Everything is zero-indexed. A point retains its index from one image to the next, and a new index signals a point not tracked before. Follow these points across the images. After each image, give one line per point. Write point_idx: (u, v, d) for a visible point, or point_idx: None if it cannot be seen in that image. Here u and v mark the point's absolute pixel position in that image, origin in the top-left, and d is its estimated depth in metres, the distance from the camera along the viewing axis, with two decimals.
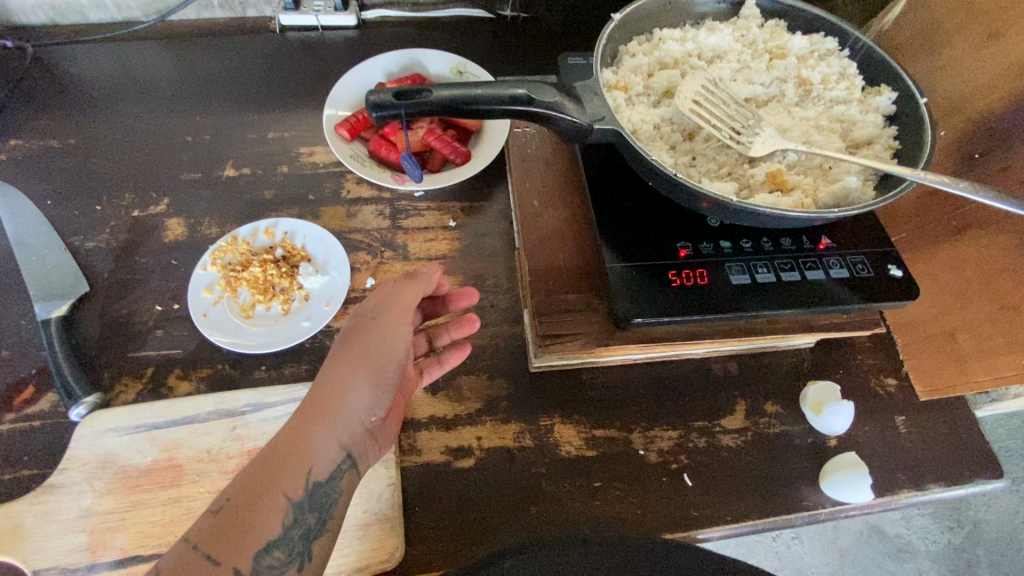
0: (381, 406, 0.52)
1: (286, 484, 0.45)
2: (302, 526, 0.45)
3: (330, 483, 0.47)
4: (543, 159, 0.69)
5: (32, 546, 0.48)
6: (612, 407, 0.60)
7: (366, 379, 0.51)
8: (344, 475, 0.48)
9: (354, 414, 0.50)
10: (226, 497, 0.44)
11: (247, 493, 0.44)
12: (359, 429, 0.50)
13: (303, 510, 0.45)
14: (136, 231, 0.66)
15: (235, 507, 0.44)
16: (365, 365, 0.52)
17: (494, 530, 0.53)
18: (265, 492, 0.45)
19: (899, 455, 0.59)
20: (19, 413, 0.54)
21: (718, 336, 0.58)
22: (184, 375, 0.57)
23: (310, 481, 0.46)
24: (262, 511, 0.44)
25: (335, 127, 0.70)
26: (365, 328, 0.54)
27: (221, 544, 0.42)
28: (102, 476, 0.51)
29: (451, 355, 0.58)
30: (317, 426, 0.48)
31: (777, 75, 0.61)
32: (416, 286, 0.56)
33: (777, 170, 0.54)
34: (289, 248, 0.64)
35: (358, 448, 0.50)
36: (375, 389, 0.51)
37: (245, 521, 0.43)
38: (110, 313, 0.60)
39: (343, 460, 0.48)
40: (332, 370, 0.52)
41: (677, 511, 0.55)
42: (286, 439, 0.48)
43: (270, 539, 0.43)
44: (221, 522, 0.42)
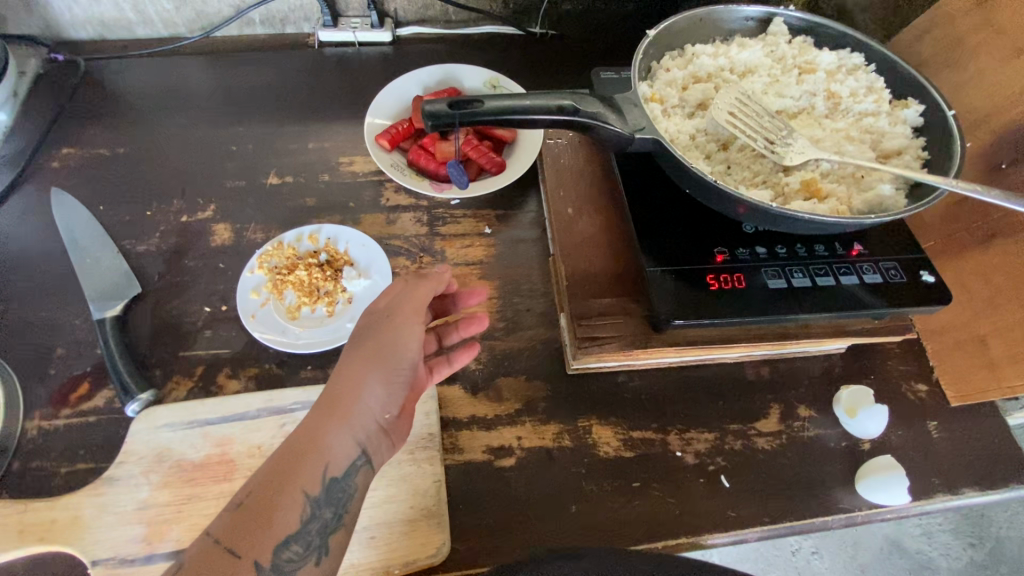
0: (394, 403, 0.53)
1: (304, 479, 0.46)
2: (319, 521, 0.46)
3: (345, 479, 0.48)
4: (576, 170, 0.72)
5: (89, 537, 0.48)
6: (647, 412, 0.61)
7: (380, 377, 0.51)
8: (358, 471, 0.49)
9: (368, 411, 0.50)
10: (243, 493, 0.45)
11: (266, 488, 0.45)
12: (373, 427, 0.51)
13: (319, 504, 0.47)
14: (184, 236, 0.69)
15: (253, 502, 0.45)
16: (379, 362, 0.52)
17: (536, 527, 0.54)
18: (282, 488, 0.46)
19: (933, 460, 0.60)
20: (75, 409, 0.56)
21: (748, 340, 0.59)
22: (233, 373, 0.59)
23: (327, 476, 0.47)
24: (281, 507, 0.45)
25: (376, 137, 0.73)
26: (377, 326, 0.54)
27: (241, 539, 0.43)
28: (158, 470, 0.52)
29: (459, 354, 0.58)
30: (332, 421, 0.49)
31: (807, 89, 0.63)
32: (427, 286, 0.57)
33: (811, 178, 0.55)
34: (332, 253, 0.67)
35: (372, 446, 0.51)
36: (389, 386, 0.52)
37: (264, 515, 0.44)
38: (163, 313, 0.62)
39: (358, 457, 0.49)
40: (347, 367, 0.52)
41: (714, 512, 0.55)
42: (303, 435, 0.49)
43: (287, 534, 0.45)
44: (241, 517, 0.44)
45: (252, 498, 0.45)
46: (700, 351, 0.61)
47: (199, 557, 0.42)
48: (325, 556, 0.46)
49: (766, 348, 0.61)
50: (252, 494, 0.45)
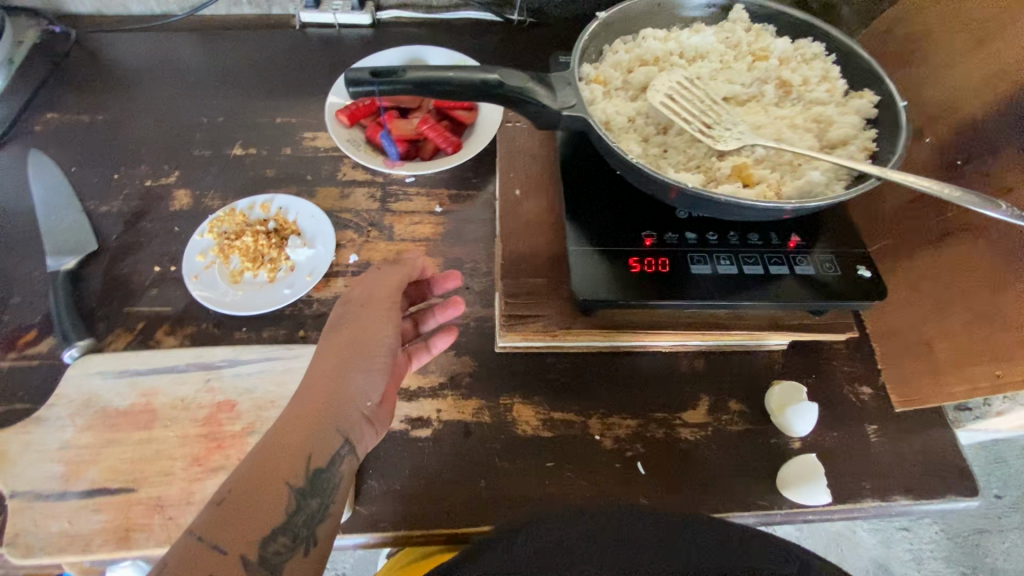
0: (376, 390, 0.52)
1: (289, 470, 0.47)
2: (305, 512, 0.46)
3: (330, 469, 0.48)
4: (528, 152, 0.71)
5: (11, 470, 0.51)
6: (572, 396, 0.60)
7: (360, 366, 0.52)
8: (343, 459, 0.49)
9: (349, 401, 0.51)
10: (226, 489, 0.45)
11: (250, 482, 0.45)
12: (356, 416, 0.51)
13: (305, 496, 0.47)
14: (146, 199, 0.71)
15: (237, 498, 0.44)
16: (358, 353, 0.52)
17: (443, 496, 0.54)
18: (267, 482, 0.46)
19: (867, 464, 0.57)
20: (21, 353, 0.59)
21: (677, 329, 0.58)
22: (171, 330, 0.61)
23: (311, 467, 0.48)
24: (269, 500, 0.45)
25: (336, 114, 0.74)
26: (355, 315, 0.54)
27: (227, 533, 0.43)
28: (84, 414, 0.54)
29: (437, 340, 0.58)
30: (313, 413, 0.49)
31: (758, 76, 0.62)
32: (400, 272, 0.57)
33: (743, 164, 0.54)
34: (281, 225, 0.68)
35: (356, 435, 0.51)
36: (370, 374, 0.52)
37: (250, 508, 0.44)
38: (114, 270, 0.65)
39: (342, 446, 0.49)
40: (325, 358, 0.52)
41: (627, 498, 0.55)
42: (286, 429, 0.49)
43: (275, 526, 0.45)
44: (226, 512, 0.43)
45: (235, 493, 0.45)
46: (631, 337, 0.60)
47: (184, 554, 0.41)
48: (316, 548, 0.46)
49: (701, 337, 0.60)
50: (236, 490, 0.45)
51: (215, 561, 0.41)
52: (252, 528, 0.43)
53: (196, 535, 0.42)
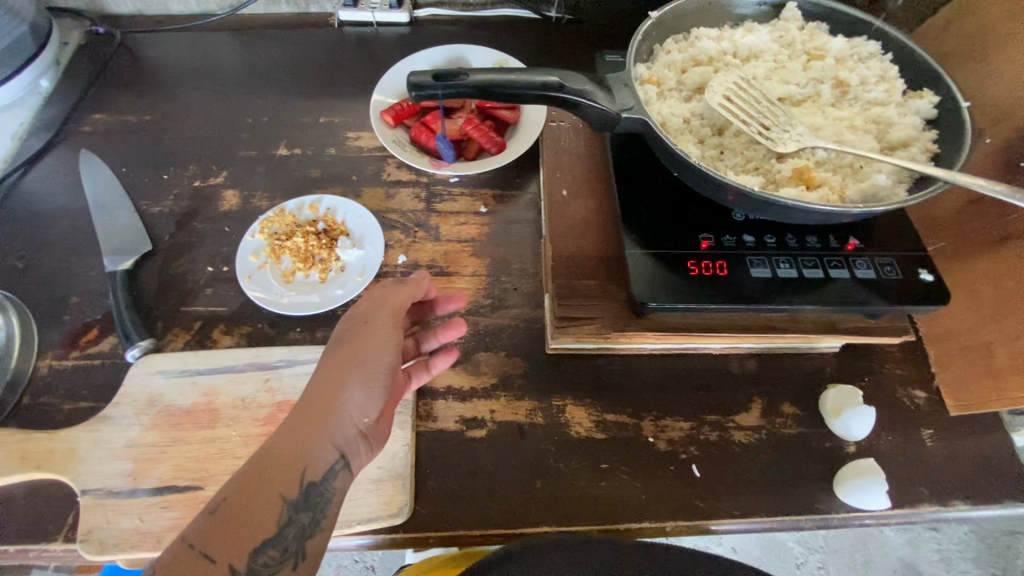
0: (373, 407, 0.53)
1: (283, 483, 0.47)
2: (297, 525, 0.47)
3: (324, 484, 0.49)
4: (574, 152, 0.71)
5: (82, 468, 0.52)
6: (624, 396, 0.60)
7: (358, 382, 0.52)
8: (337, 475, 0.49)
9: (347, 416, 0.51)
10: (220, 497, 0.45)
11: (243, 493, 0.45)
12: (352, 431, 0.51)
13: (297, 509, 0.47)
14: (196, 199, 0.72)
15: (230, 507, 0.45)
16: (357, 369, 0.53)
17: (500, 497, 0.55)
18: (261, 494, 0.46)
19: (923, 468, 0.57)
20: (83, 352, 0.60)
21: (731, 331, 0.58)
22: (227, 330, 0.62)
23: (304, 481, 0.48)
24: (260, 512, 0.46)
25: (381, 114, 0.75)
26: (355, 331, 0.55)
27: (216, 543, 0.43)
28: (149, 412, 0.55)
29: (437, 359, 0.58)
30: (311, 427, 0.50)
31: (814, 76, 0.61)
32: (406, 292, 0.58)
33: (804, 166, 0.54)
34: (332, 228, 0.68)
35: (351, 450, 0.51)
36: (368, 390, 0.53)
37: (241, 519, 0.44)
38: (169, 270, 0.66)
39: (337, 461, 0.50)
40: (325, 372, 0.52)
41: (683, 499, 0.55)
42: (282, 441, 0.49)
43: (264, 539, 0.45)
44: (218, 521, 0.44)
45: (229, 503, 0.45)
46: (687, 339, 0.60)
47: (173, 562, 0.41)
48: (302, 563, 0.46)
49: (754, 339, 0.60)
50: (230, 502, 0.45)
51: (206, 570, 0.41)
52: (241, 542, 0.44)
53: (188, 543, 0.42)
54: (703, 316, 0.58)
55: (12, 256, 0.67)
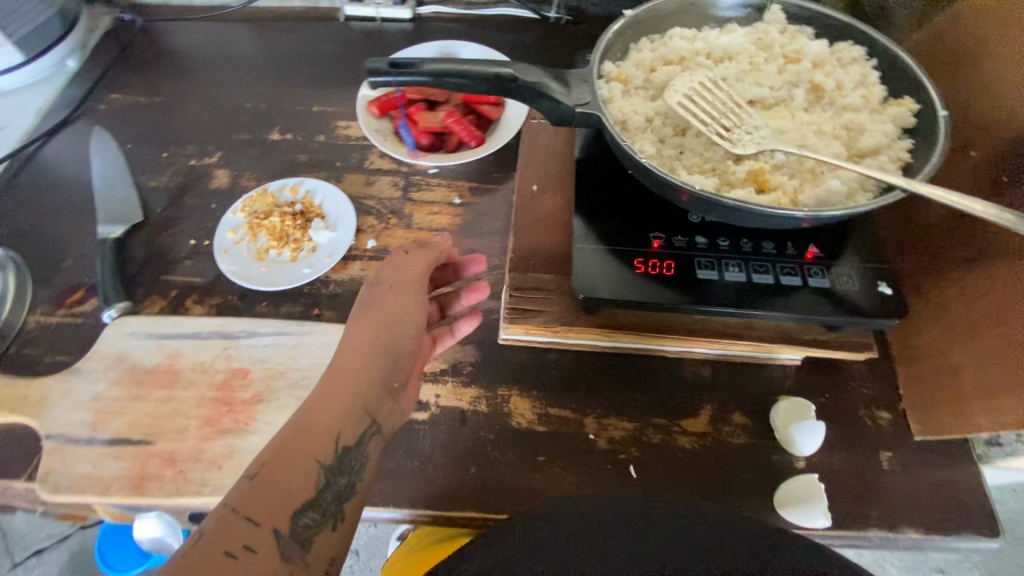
0: (402, 370, 0.55)
1: (318, 448, 0.49)
2: (334, 488, 0.49)
3: (358, 448, 0.51)
4: (549, 148, 0.72)
5: (48, 414, 0.56)
6: (570, 395, 0.60)
7: (386, 348, 0.54)
8: (370, 438, 0.51)
9: (376, 381, 0.53)
10: (259, 464, 0.47)
11: (280, 460, 0.47)
12: (382, 395, 0.53)
13: (333, 473, 0.49)
14: (189, 176, 0.77)
15: (269, 472, 0.47)
16: (389, 336, 0.54)
17: (434, 480, 0.55)
18: (297, 459, 0.48)
19: (876, 492, 0.54)
20: (68, 310, 0.65)
21: (679, 335, 0.57)
22: (199, 300, 0.66)
23: (340, 445, 0.50)
24: (298, 476, 0.47)
25: (367, 105, 0.77)
26: (382, 299, 0.56)
27: (258, 505, 0.45)
28: (116, 369, 0.59)
29: (461, 324, 0.60)
30: (341, 396, 0.51)
31: (788, 79, 0.60)
32: (426, 260, 0.59)
33: (760, 169, 0.52)
34: (308, 212, 0.71)
35: (382, 413, 0.53)
36: (395, 355, 0.54)
37: (281, 483, 0.46)
38: (155, 241, 0.70)
39: (369, 425, 0.52)
40: (353, 341, 0.54)
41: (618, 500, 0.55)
42: (314, 408, 0.51)
43: (305, 501, 0.47)
44: (256, 488, 0.46)
45: (267, 468, 0.47)
46: (636, 341, 0.59)
47: (221, 523, 0.43)
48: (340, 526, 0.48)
49: (706, 345, 0.59)
50: (268, 471, 0.47)
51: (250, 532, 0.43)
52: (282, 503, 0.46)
53: (230, 506, 0.44)
54: (652, 316, 0.58)
55: (20, 220, 0.73)
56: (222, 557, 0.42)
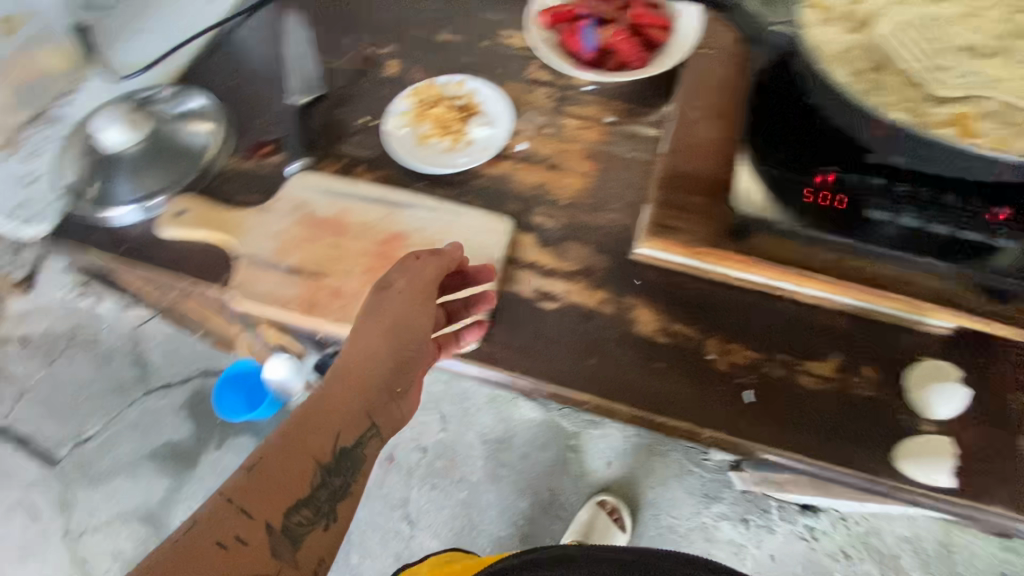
0: (406, 381, 0.56)
1: (316, 449, 0.51)
2: (330, 487, 0.51)
3: (355, 449, 0.53)
4: (715, 79, 0.71)
5: (241, 238, 0.66)
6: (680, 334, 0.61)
7: (394, 352, 0.54)
8: (368, 444, 0.53)
9: (376, 391, 0.54)
10: (257, 458, 0.49)
11: (279, 459, 0.49)
12: (384, 397, 0.54)
13: (330, 474, 0.51)
14: (364, 63, 0.83)
15: (264, 467, 0.49)
16: (393, 379, 0.55)
17: (558, 362, 0.60)
18: (297, 458, 0.50)
19: (1007, 475, 0.52)
20: (259, 160, 0.75)
21: (807, 276, 0.58)
22: (365, 170, 0.73)
23: (338, 446, 0.52)
24: (294, 477, 0.49)
25: (539, 15, 0.79)
26: (391, 303, 0.55)
27: (251, 501, 0.47)
28: (294, 213, 0.68)
29: (468, 332, 0.60)
30: (345, 396, 0.53)
31: (1013, 30, 0.55)
32: (437, 265, 0.57)
33: (967, 113, 0.49)
34: (473, 110, 0.76)
35: (382, 415, 0.54)
36: (399, 366, 0.54)
37: (275, 479, 0.48)
38: (333, 113, 0.78)
39: (368, 429, 0.53)
40: (362, 338, 0.54)
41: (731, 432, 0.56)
42: (316, 406, 0.52)
43: (300, 499, 0.49)
44: (250, 481, 0.48)
45: (262, 466, 0.49)
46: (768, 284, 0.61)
47: (212, 516, 0.46)
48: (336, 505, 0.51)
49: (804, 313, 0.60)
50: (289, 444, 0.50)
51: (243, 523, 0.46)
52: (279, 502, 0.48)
53: (226, 497, 0.47)
54: (785, 246, 0.59)
55: (224, 79, 0.84)
56: (215, 547, 0.45)
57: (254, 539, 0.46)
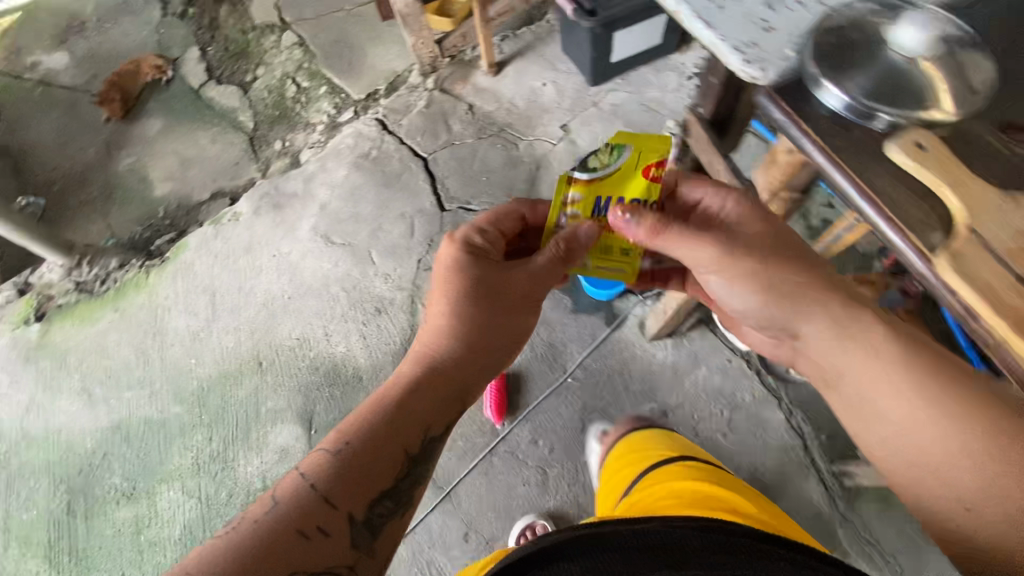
0: (478, 368, 0.88)
1: (406, 441, 0.80)
2: (417, 468, 0.81)
3: (434, 445, 0.84)
4: None
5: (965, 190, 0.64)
6: (776, 292, 0.78)
7: (465, 348, 0.87)
8: (439, 437, 0.85)
9: (460, 386, 0.87)
10: (347, 452, 0.77)
11: (356, 476, 0.76)
12: (463, 379, 0.87)
13: (417, 462, 0.81)
14: None
15: (339, 487, 0.74)
16: (554, 262, 0.89)
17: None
18: (382, 459, 0.78)
19: None
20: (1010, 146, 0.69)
21: (937, 389, 0.66)
22: None
23: (437, 428, 0.84)
24: (376, 475, 0.77)
25: None
26: (496, 284, 0.89)
27: (341, 494, 0.74)
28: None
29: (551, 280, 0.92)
30: (405, 410, 0.82)
31: None
32: (527, 281, 0.89)
33: None
34: (642, 203, 0.88)
35: (444, 410, 0.85)
36: (460, 344, 0.86)
37: (360, 482, 0.76)
38: None
39: (439, 429, 0.84)
40: (450, 338, 0.87)
41: (920, 492, 0.67)
42: (415, 393, 0.83)
43: (371, 502, 0.76)
44: (354, 462, 0.76)
45: (346, 476, 0.75)
46: (995, 400, 0.64)
47: (302, 516, 0.70)
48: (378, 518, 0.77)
49: (947, 369, 0.68)
50: (366, 447, 0.78)
51: (325, 540, 0.70)
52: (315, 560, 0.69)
53: (301, 528, 0.69)
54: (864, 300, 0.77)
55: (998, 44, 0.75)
56: (311, 534, 0.70)
57: (331, 533, 0.71)
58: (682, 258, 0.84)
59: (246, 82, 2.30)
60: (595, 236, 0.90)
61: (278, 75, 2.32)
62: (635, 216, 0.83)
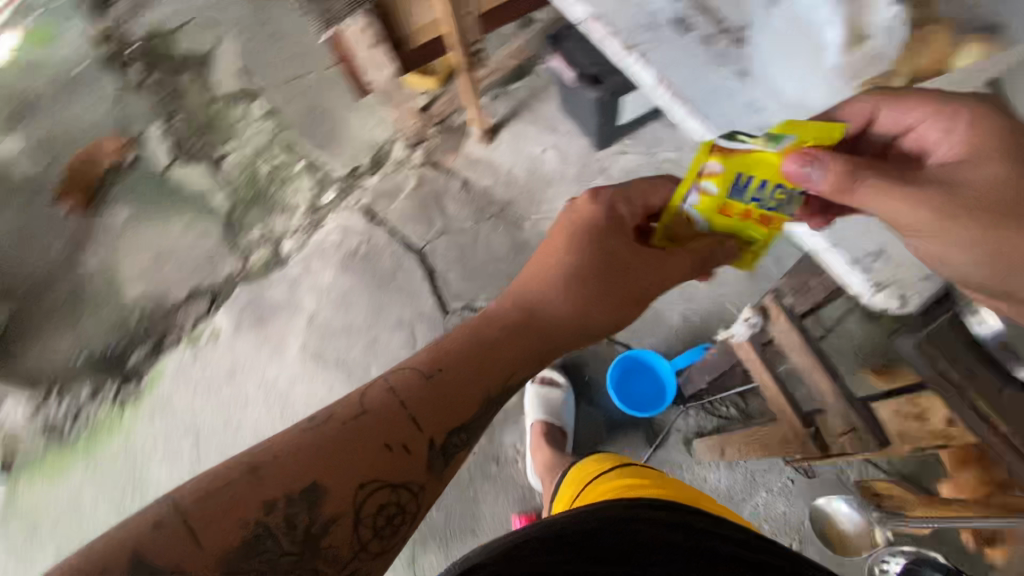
0: (652, 286, 0.85)
1: (532, 342, 0.84)
2: (496, 401, 0.82)
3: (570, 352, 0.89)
4: None
5: None
6: (1003, 259, 0.69)
7: (602, 309, 0.85)
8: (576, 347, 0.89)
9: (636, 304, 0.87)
10: (440, 377, 0.79)
11: (460, 381, 0.79)
12: (569, 337, 0.86)
13: (502, 396, 0.82)
14: None
15: (480, 359, 0.81)
16: (695, 263, 0.83)
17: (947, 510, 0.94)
18: (495, 368, 0.81)
19: None
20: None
21: (994, 210, 0.68)
22: None
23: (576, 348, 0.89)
24: (461, 404, 0.78)
25: None
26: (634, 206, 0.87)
27: (423, 418, 0.76)
28: None
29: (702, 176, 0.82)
30: (549, 336, 0.85)
31: None
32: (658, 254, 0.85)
33: None
34: (823, 159, 0.68)
35: (596, 328, 0.87)
36: (580, 294, 0.85)
37: (444, 392, 0.78)
38: None
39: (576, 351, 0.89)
40: (598, 259, 0.85)
41: (941, 257, 0.72)
42: (543, 290, 0.86)
43: (454, 432, 0.78)
44: (507, 339, 0.83)
45: (437, 386, 0.78)
46: (997, 206, 0.69)
47: (374, 465, 0.72)
48: (414, 511, 0.74)
49: (1001, 193, 0.69)
50: (427, 413, 0.76)
51: (402, 467, 0.73)
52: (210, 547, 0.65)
53: (376, 463, 0.72)
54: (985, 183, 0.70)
55: None
56: (383, 453, 0.73)
57: (413, 453, 0.74)
58: (876, 213, 0.72)
59: (219, 158, 1.76)
60: (733, 255, 0.83)
61: (251, 151, 1.78)
62: (818, 162, 0.68)
